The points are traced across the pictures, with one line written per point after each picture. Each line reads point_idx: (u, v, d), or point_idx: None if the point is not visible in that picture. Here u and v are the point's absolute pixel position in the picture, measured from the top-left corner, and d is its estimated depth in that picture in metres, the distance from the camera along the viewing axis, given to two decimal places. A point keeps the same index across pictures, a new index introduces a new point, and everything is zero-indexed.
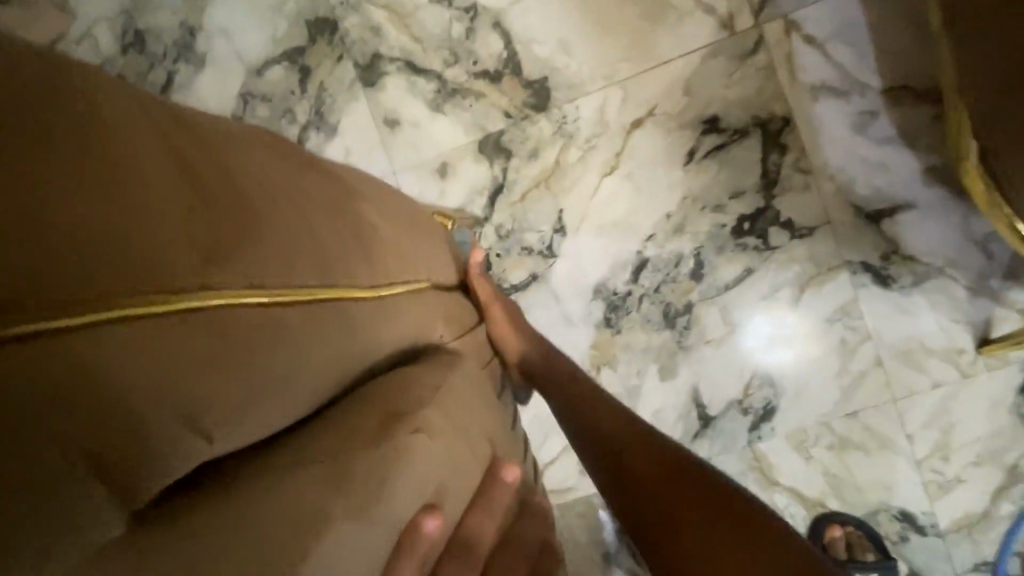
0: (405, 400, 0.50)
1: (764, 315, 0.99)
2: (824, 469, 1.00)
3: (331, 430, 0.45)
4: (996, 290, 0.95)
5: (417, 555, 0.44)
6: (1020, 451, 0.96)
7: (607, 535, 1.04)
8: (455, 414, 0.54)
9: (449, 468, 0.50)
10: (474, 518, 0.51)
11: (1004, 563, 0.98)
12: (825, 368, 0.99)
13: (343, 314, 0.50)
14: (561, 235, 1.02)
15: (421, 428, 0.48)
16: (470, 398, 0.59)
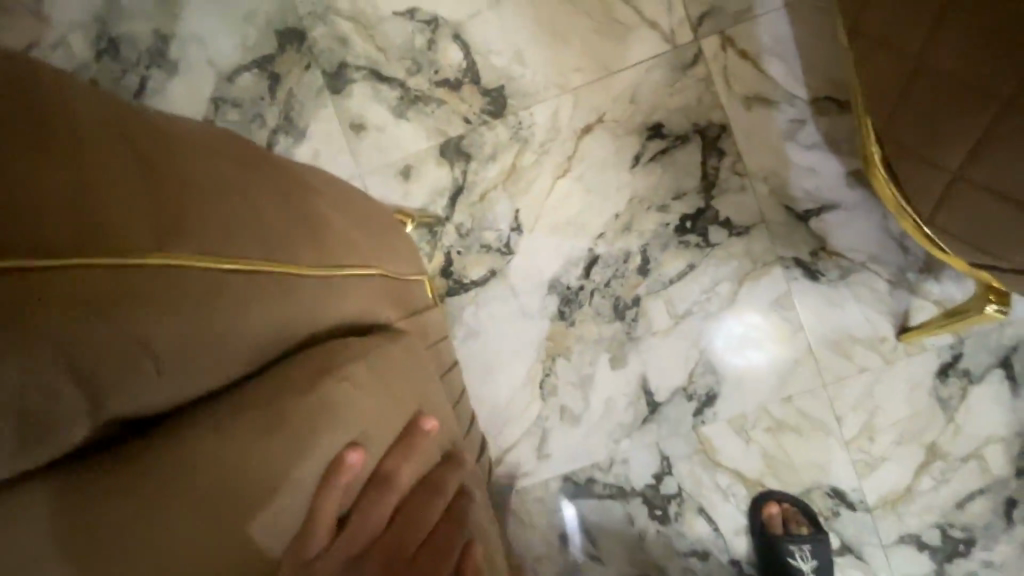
0: (337, 361, 0.56)
1: (716, 317, 1.07)
2: (762, 450, 1.07)
3: (268, 385, 0.52)
4: (914, 282, 1.04)
5: (337, 486, 0.50)
6: (938, 430, 1.05)
7: (563, 516, 1.10)
8: (385, 375, 0.60)
9: (373, 417, 0.56)
10: (394, 461, 0.56)
11: (925, 534, 1.06)
12: (775, 367, 1.07)
13: (287, 285, 0.56)
14: (517, 233, 1.09)
15: (344, 378, 0.55)
16: (409, 370, 0.65)
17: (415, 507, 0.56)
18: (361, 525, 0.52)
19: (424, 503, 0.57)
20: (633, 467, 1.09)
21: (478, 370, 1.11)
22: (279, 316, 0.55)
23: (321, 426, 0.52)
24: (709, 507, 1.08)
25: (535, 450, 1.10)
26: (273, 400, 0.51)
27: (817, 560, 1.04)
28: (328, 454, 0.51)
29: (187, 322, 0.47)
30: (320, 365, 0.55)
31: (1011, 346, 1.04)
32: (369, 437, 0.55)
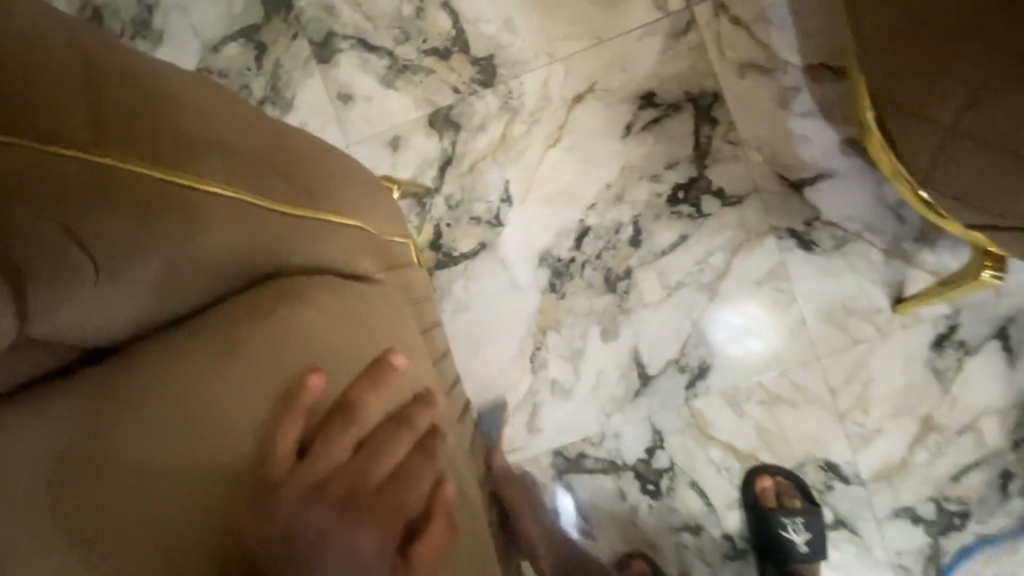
0: (298, 298, 0.58)
1: (716, 311, 1.06)
2: (755, 424, 1.06)
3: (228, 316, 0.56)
4: (909, 252, 1.02)
5: (297, 407, 0.53)
6: (933, 402, 1.04)
7: (554, 492, 1.09)
8: (351, 315, 0.61)
9: (337, 345, 0.58)
10: (360, 389, 0.56)
11: (920, 507, 1.05)
12: (772, 355, 1.05)
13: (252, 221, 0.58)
14: (507, 205, 1.07)
15: (306, 303, 0.58)
16: (379, 314, 0.64)
17: (379, 442, 0.55)
18: (321, 454, 0.52)
19: (390, 437, 0.55)
20: (625, 441, 1.08)
21: (468, 344, 1.09)
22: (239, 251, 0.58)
23: (278, 351, 0.56)
24: (701, 481, 1.07)
25: (526, 425, 1.09)
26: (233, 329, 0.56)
27: (810, 532, 1.02)
28: (287, 375, 0.55)
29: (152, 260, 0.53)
30: (285, 301, 0.58)
31: (1009, 316, 1.02)
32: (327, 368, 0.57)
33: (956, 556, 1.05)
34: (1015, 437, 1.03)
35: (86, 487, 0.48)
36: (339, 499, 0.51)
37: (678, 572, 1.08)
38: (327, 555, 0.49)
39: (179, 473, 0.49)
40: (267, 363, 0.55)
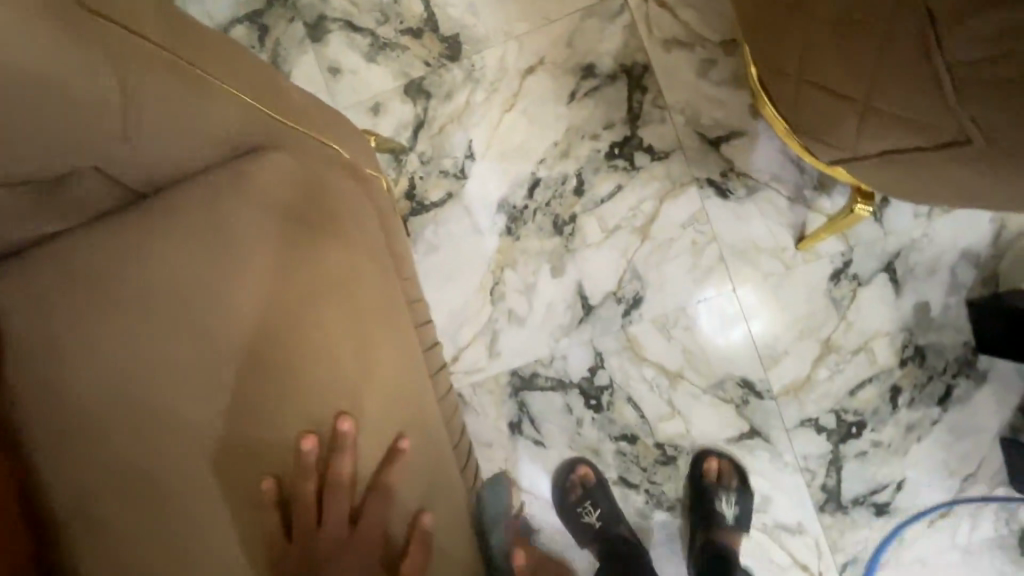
0: (262, 248, 0.82)
1: (708, 309, 1.24)
2: (682, 347, 1.24)
3: (214, 265, 0.81)
4: (809, 198, 1.21)
5: (246, 271, 0.81)
6: (832, 326, 1.22)
7: (509, 406, 1.27)
8: (301, 248, 0.82)
9: (275, 227, 0.82)
10: (286, 257, 0.82)
11: (823, 418, 1.23)
12: (755, 345, 1.23)
13: (235, 196, 0.81)
14: (470, 160, 1.27)
15: (251, 193, 0.82)
16: (337, 239, 0.84)
17: (302, 293, 0.82)
18: (261, 297, 0.81)
19: (311, 291, 0.82)
20: (571, 362, 1.26)
21: (437, 279, 1.28)
22: (222, 218, 0.81)
23: (250, 286, 0.81)
24: (635, 397, 1.25)
25: (487, 348, 1.27)
26: (217, 269, 0.81)
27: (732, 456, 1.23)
28: (240, 245, 0.81)
29: (171, 236, 0.81)
30: (252, 241, 0.82)
31: (895, 253, 1.21)
32: (286, 286, 0.81)
33: (853, 460, 1.22)
34: (901, 356, 1.21)
35: (111, 308, 0.80)
36: (277, 333, 0.81)
37: (618, 475, 1.26)
38: (272, 353, 0.81)
39: (173, 299, 0.80)
40: (243, 294, 0.81)
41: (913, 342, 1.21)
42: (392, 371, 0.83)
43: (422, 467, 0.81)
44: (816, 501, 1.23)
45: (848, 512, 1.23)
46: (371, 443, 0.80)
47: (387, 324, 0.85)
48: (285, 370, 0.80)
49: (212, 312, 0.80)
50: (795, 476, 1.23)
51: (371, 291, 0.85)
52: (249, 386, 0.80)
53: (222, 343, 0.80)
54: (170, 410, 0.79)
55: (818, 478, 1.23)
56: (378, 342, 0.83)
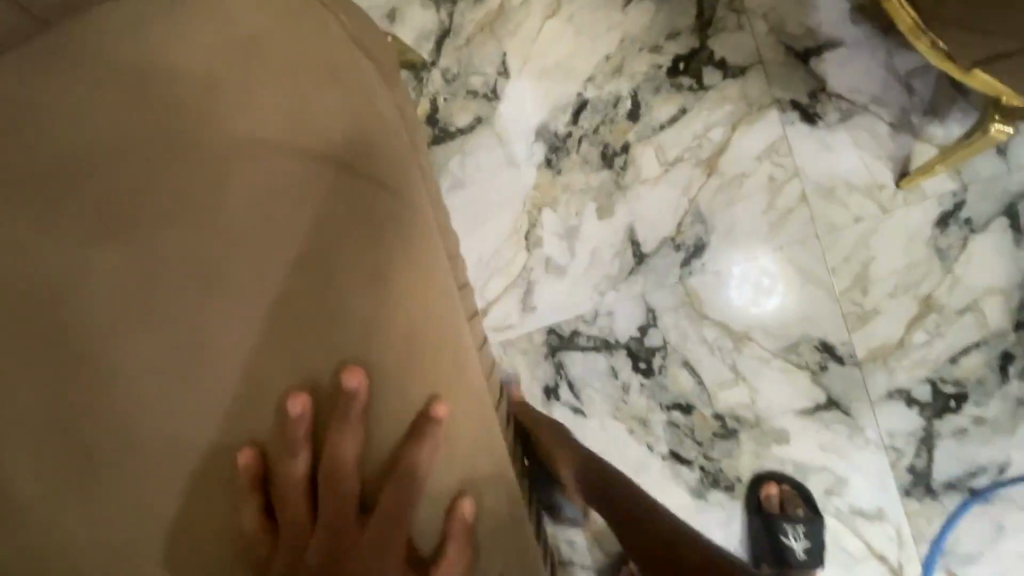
0: (260, 154, 0.63)
1: (737, 271, 1.05)
2: (755, 313, 1.05)
3: (199, 175, 0.63)
4: (916, 125, 1.00)
5: (234, 184, 0.63)
6: (935, 282, 1.02)
7: (544, 370, 1.09)
8: (300, 148, 0.64)
9: (270, 123, 0.64)
10: (285, 162, 0.63)
11: (915, 389, 1.04)
12: (789, 315, 1.05)
13: (230, 87, 0.64)
14: (504, 77, 1.07)
15: (240, 82, 0.64)
16: (354, 146, 0.64)
17: (307, 208, 0.63)
18: (254, 216, 0.63)
19: (317, 206, 0.63)
20: (618, 319, 1.08)
21: (462, 220, 1.09)
22: (211, 115, 0.64)
23: (245, 203, 0.63)
24: (693, 360, 1.07)
25: (520, 302, 1.09)
26: (204, 180, 0.63)
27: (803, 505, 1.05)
28: (226, 150, 0.63)
29: (147, 135, 0.64)
30: (248, 145, 0.63)
31: (1018, 193, 1.00)
32: (283, 204, 0.63)
33: (948, 439, 1.04)
34: (1017, 318, 1.01)
35: (64, 230, 0.63)
36: (275, 262, 0.63)
37: (669, 450, 1.09)
38: (268, 288, 0.63)
39: (141, 220, 0.63)
40: (236, 214, 0.63)
41: None
42: (423, 318, 0.64)
43: (461, 437, 0.63)
44: (901, 484, 1.06)
45: (938, 499, 1.05)
46: (392, 407, 0.62)
47: (417, 258, 0.64)
48: (288, 310, 0.62)
49: (198, 234, 0.63)
50: (877, 455, 1.06)
51: (396, 212, 0.64)
52: (244, 328, 0.62)
53: (210, 272, 0.63)
54: (143, 355, 0.62)
55: (905, 458, 1.05)
56: (405, 280, 0.63)
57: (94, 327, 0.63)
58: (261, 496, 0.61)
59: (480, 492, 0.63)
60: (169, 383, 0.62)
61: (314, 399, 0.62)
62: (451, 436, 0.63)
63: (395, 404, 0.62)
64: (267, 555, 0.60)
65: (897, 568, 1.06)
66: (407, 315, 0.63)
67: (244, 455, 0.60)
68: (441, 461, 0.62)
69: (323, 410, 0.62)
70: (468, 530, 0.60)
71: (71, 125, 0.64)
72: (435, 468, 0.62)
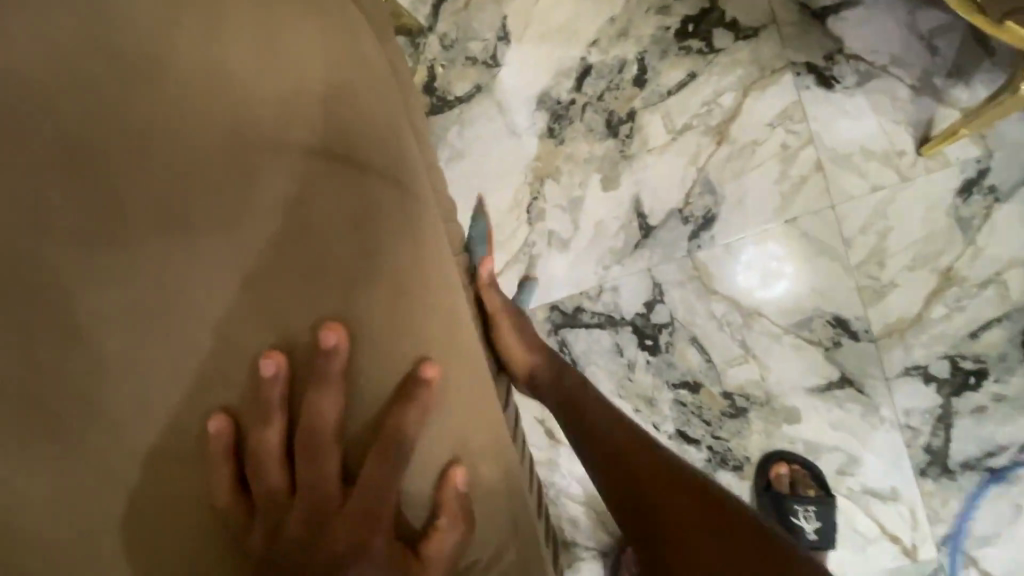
0: (246, 112, 0.61)
1: (748, 247, 1.01)
2: (758, 299, 1.02)
3: (179, 134, 0.60)
4: (939, 88, 0.95)
5: (215, 141, 0.60)
6: (956, 254, 0.97)
7: (547, 348, 1.06)
8: (288, 104, 0.61)
9: (255, 79, 0.61)
10: (271, 118, 0.61)
11: (933, 366, 1.00)
12: (802, 293, 1.01)
13: (214, 40, 0.61)
14: (504, 43, 1.02)
15: (224, 35, 0.61)
16: (345, 103, 0.62)
17: (293, 166, 0.60)
18: (236, 174, 0.60)
19: (303, 163, 0.60)
20: (623, 294, 1.04)
21: (461, 193, 1.05)
22: (192, 71, 0.60)
23: (230, 163, 0.60)
24: (701, 337, 1.04)
25: (522, 278, 1.06)
26: (184, 138, 0.60)
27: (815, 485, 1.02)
28: (206, 105, 0.60)
29: (122, 92, 0.60)
30: (232, 103, 0.60)
31: None
32: (267, 161, 0.60)
33: (967, 417, 1.01)
34: None
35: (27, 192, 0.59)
36: (258, 222, 0.60)
37: (675, 429, 1.05)
38: (252, 249, 0.59)
39: (112, 179, 0.59)
40: (218, 172, 0.60)
41: None
42: (417, 280, 0.61)
43: (452, 400, 0.59)
44: (916, 464, 1.02)
45: (955, 478, 1.02)
46: (375, 368, 0.59)
47: (408, 219, 0.62)
48: (275, 274, 0.59)
49: (180, 195, 0.60)
50: (892, 434, 1.02)
51: (388, 173, 0.62)
52: (229, 293, 0.59)
53: (192, 236, 0.59)
54: (122, 323, 0.59)
55: (921, 437, 1.02)
56: (396, 239, 0.61)
57: (69, 297, 0.59)
58: (235, 464, 0.58)
59: (477, 466, 0.60)
60: (151, 351, 0.59)
61: (291, 362, 0.58)
62: (444, 403, 0.59)
63: (383, 364, 0.59)
64: (242, 527, 0.58)
65: (911, 549, 1.03)
66: (399, 278, 0.60)
67: (216, 422, 0.58)
68: (431, 427, 0.59)
69: (298, 374, 0.58)
70: (460, 496, 0.57)
71: (41, 84, 0.60)
72: (422, 435, 0.59)
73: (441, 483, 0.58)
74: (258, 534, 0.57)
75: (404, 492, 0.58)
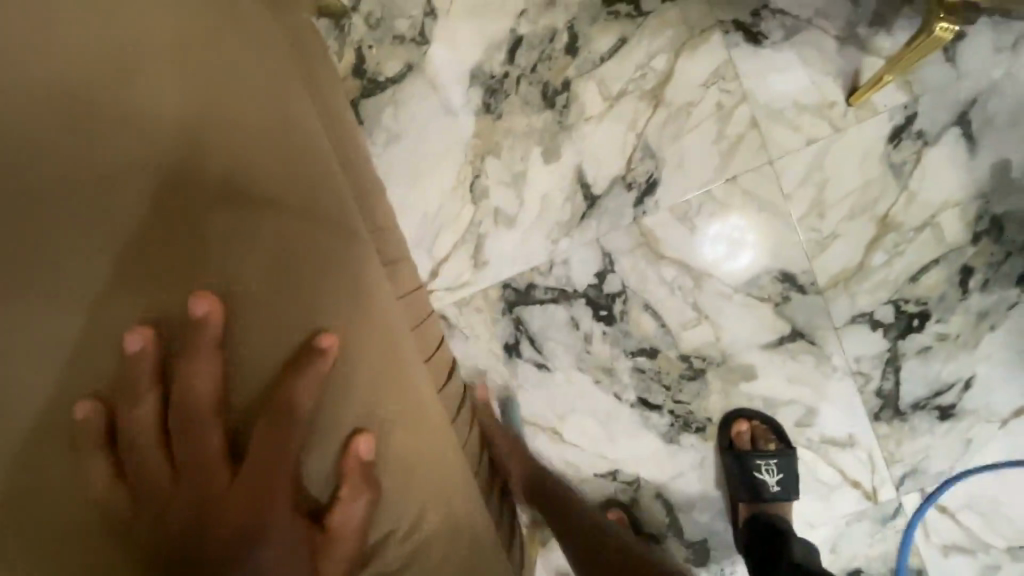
0: (139, 111, 0.58)
1: (694, 211, 1.01)
2: (714, 279, 1.03)
3: (64, 141, 0.56)
4: (864, 37, 0.96)
5: (95, 153, 0.57)
6: (891, 199, 0.99)
7: (504, 328, 1.05)
8: (175, 106, 0.59)
9: (137, 83, 0.58)
10: (156, 120, 0.58)
11: (878, 312, 1.02)
12: (749, 253, 1.02)
13: (82, 47, 0.57)
14: (432, 19, 1.00)
15: (95, 41, 0.58)
16: (245, 100, 0.60)
17: (182, 168, 0.58)
18: (121, 183, 0.57)
19: (196, 164, 0.58)
20: (574, 267, 1.03)
21: (401, 179, 1.02)
22: (90, 77, 0.57)
23: (131, 169, 0.57)
24: (654, 303, 1.04)
25: (471, 258, 1.04)
26: (62, 155, 0.56)
27: (776, 440, 1.04)
28: (81, 116, 0.57)
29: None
30: (121, 100, 0.58)
31: (970, 100, 0.97)
32: (154, 165, 0.58)
33: (913, 357, 1.03)
34: (975, 230, 1.00)
35: None
36: (148, 223, 0.57)
37: (636, 397, 1.06)
38: (141, 256, 0.57)
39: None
40: (99, 185, 0.57)
41: (990, 212, 0.99)
42: (319, 264, 0.59)
43: (355, 377, 0.59)
44: (870, 408, 1.05)
45: (907, 419, 1.05)
46: (270, 349, 0.58)
47: (310, 206, 0.61)
48: (164, 263, 0.57)
49: (79, 207, 0.56)
50: (846, 382, 1.04)
51: (290, 166, 0.61)
52: (131, 303, 0.56)
53: (97, 246, 0.56)
54: (19, 353, 0.55)
55: (872, 382, 1.04)
56: (297, 226, 0.60)
57: None
58: (111, 451, 0.55)
59: (387, 440, 0.59)
60: (65, 376, 0.55)
61: (166, 337, 0.56)
62: (342, 376, 0.58)
63: (279, 340, 0.58)
64: (133, 522, 0.55)
65: (871, 492, 1.06)
66: (314, 265, 0.59)
67: (83, 408, 0.54)
68: (331, 404, 0.58)
69: (170, 347, 0.56)
70: (365, 464, 0.57)
71: None
72: (323, 407, 0.58)
73: (344, 459, 0.57)
74: (141, 530, 0.54)
75: (307, 470, 0.57)
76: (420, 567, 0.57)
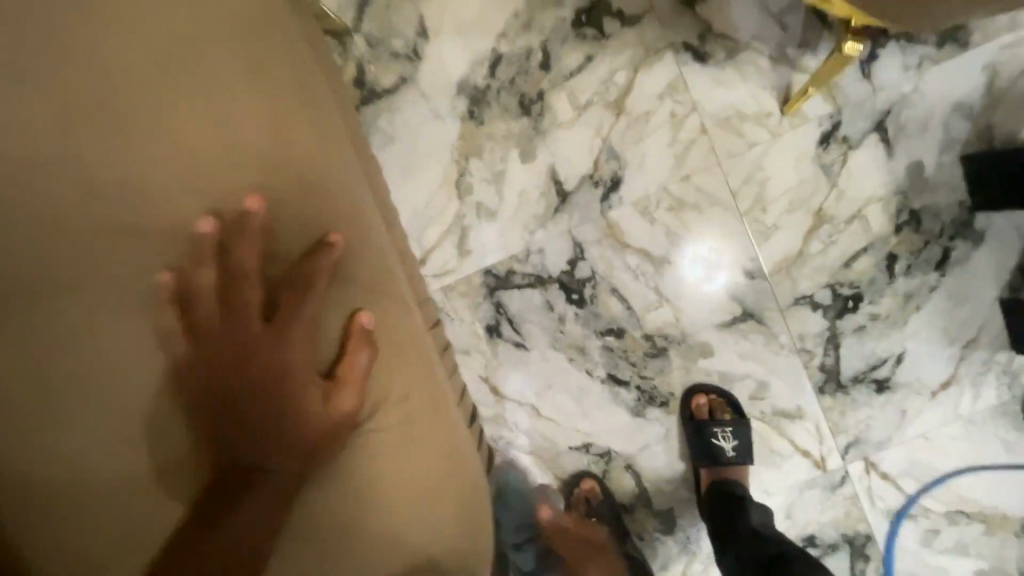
0: (188, 39, 0.69)
1: (654, 206, 1.15)
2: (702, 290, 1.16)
3: (131, 61, 0.66)
4: (793, 58, 1.13)
5: (153, 68, 0.67)
6: (824, 195, 1.14)
7: (486, 310, 1.16)
8: (219, 38, 0.70)
9: (186, 14, 0.69)
10: (201, 47, 0.69)
11: (818, 295, 1.16)
12: (703, 244, 1.15)
13: None
14: (423, 38, 1.15)
15: None
16: (276, 44, 0.74)
17: (225, 89, 0.70)
18: (173, 96, 0.68)
19: (236, 87, 0.70)
20: (548, 255, 1.16)
21: (395, 176, 1.15)
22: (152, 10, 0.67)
23: (184, 86, 0.68)
24: (620, 287, 1.16)
25: (456, 247, 1.16)
26: (127, 68, 0.66)
27: (731, 412, 1.16)
28: (141, 37, 0.67)
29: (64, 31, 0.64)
30: (170, 41, 0.68)
31: (885, 110, 1.13)
32: (201, 85, 0.69)
33: (851, 335, 1.16)
34: (897, 221, 1.14)
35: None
36: (199, 130, 0.68)
37: (606, 373, 1.17)
38: (193, 156, 0.68)
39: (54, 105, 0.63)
40: (156, 95, 0.67)
41: (909, 206, 1.14)
42: (331, 179, 0.75)
43: (358, 267, 0.75)
44: (815, 382, 1.17)
45: (848, 392, 1.17)
46: (296, 243, 0.72)
47: (325, 133, 0.75)
48: (211, 166, 0.69)
49: (144, 113, 0.66)
50: (792, 359, 1.17)
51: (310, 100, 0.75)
52: (186, 195, 0.68)
53: (157, 146, 0.67)
54: (95, 238, 0.65)
55: (816, 358, 1.16)
56: (315, 146, 0.74)
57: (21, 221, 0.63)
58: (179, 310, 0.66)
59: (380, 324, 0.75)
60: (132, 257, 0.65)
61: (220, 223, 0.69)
62: (348, 267, 0.74)
63: (302, 237, 0.72)
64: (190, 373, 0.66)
65: (820, 460, 1.17)
66: (327, 179, 0.74)
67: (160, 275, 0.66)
68: (338, 289, 0.74)
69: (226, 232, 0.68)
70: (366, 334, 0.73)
71: None
72: (333, 291, 0.73)
73: (351, 330, 0.72)
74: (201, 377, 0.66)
75: (321, 339, 0.72)
76: (409, 426, 0.73)
